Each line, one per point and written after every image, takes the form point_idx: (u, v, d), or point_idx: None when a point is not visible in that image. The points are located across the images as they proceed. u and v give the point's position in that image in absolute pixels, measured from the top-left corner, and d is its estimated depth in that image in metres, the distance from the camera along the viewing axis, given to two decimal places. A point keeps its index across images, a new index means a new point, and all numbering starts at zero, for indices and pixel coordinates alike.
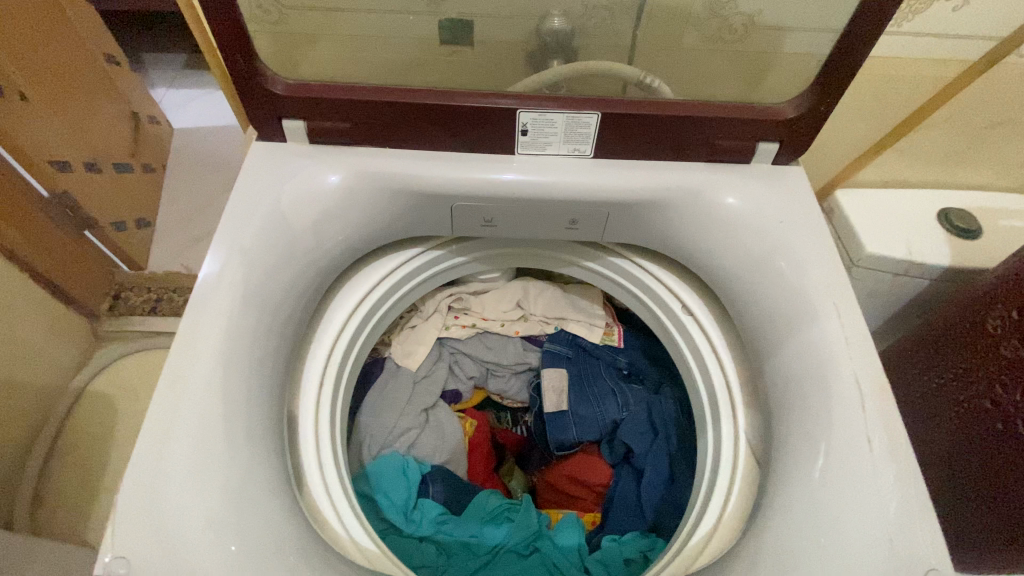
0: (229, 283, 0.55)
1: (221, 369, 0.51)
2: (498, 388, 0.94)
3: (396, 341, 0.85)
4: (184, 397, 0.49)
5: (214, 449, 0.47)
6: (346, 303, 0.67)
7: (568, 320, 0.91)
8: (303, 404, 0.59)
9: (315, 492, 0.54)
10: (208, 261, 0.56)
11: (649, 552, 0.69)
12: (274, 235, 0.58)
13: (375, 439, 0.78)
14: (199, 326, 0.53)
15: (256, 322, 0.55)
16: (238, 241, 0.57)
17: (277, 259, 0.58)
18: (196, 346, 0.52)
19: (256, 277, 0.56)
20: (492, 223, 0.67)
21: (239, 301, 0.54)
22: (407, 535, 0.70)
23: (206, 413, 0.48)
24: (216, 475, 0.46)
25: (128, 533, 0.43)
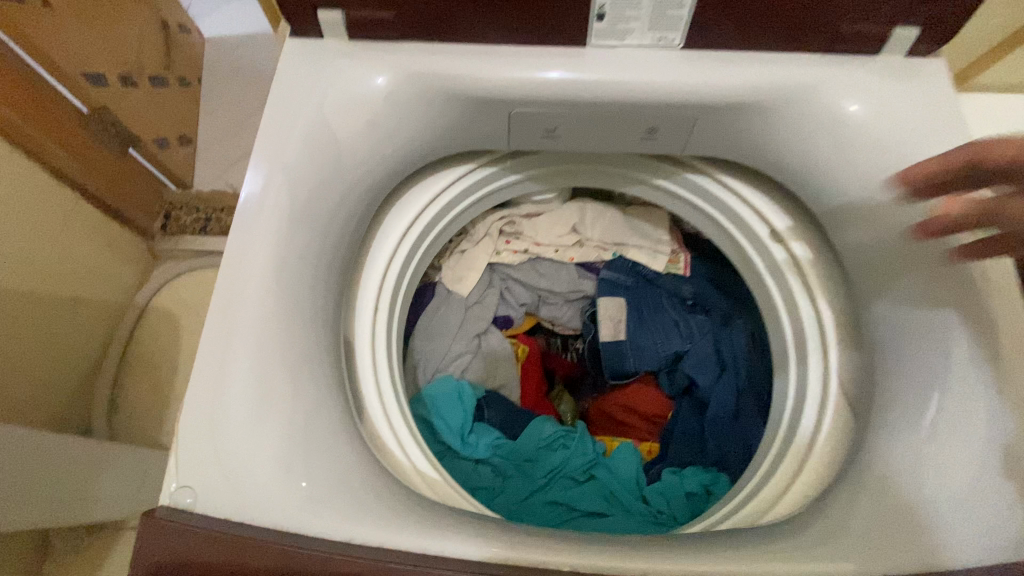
0: (272, 204, 0.50)
1: (272, 297, 0.48)
2: (550, 315, 0.89)
3: (446, 266, 0.81)
4: (236, 328, 0.46)
5: (273, 384, 0.45)
6: (397, 225, 0.62)
7: (628, 245, 0.84)
8: (357, 331, 0.56)
9: (375, 421, 0.52)
10: (250, 179, 0.51)
11: (711, 487, 0.66)
12: (317, 148, 0.53)
13: (428, 363, 0.76)
14: (246, 251, 0.49)
15: (305, 248, 0.51)
16: (279, 157, 0.52)
17: (323, 176, 0.52)
18: (243, 274, 0.48)
19: (302, 197, 0.51)
20: (555, 134, 0.58)
21: (285, 225, 0.50)
22: (463, 457, 0.70)
23: (261, 346, 0.46)
24: (277, 410, 0.44)
25: (192, 463, 0.42)
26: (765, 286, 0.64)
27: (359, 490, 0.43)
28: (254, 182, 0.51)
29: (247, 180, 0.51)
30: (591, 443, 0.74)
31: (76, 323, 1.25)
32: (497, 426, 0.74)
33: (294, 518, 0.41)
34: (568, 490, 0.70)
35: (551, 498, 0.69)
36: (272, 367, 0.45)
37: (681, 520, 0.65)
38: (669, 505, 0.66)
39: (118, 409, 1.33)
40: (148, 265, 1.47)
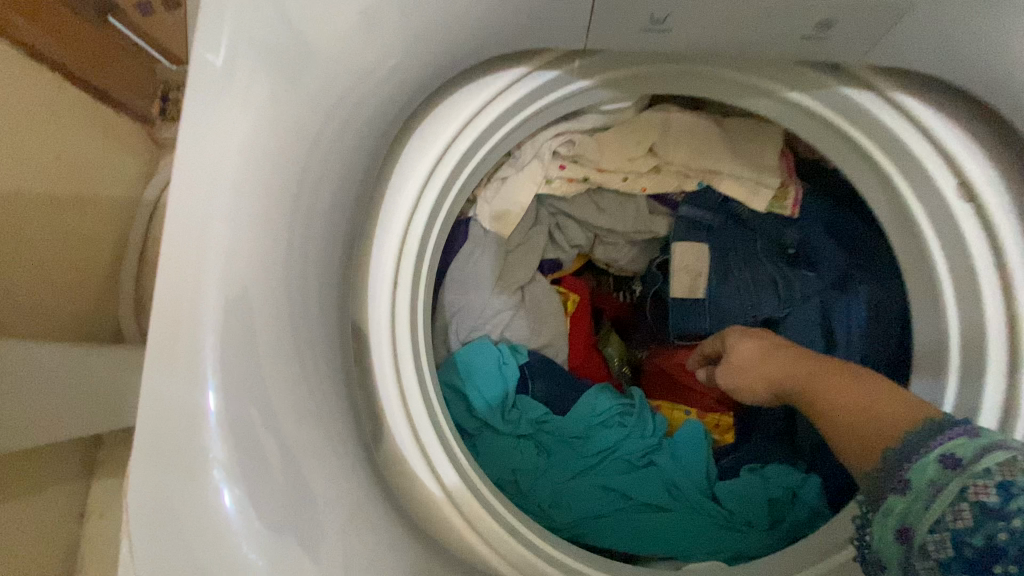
0: (226, 156, 0.33)
1: (253, 307, 0.33)
2: (607, 257, 0.73)
3: (483, 199, 0.63)
4: (188, 356, 0.31)
5: (251, 438, 0.32)
6: (419, 162, 0.45)
7: (723, 173, 0.62)
8: (371, 316, 0.43)
9: (398, 439, 0.41)
10: (187, 114, 0.33)
11: (799, 490, 0.56)
12: (289, 57, 0.33)
13: (463, 323, 0.63)
14: (200, 239, 0.32)
15: (290, 230, 0.34)
16: (237, 79, 0.33)
17: (304, 106, 0.34)
18: (193, 280, 0.32)
19: (273, 140, 0.33)
20: (662, 25, 0.37)
21: (259, 193, 0.33)
22: (503, 434, 0.59)
23: (225, 384, 0.31)
24: (262, 476, 0.31)
25: (149, 547, 0.31)
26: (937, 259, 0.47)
27: None
28: (191, 116, 0.33)
29: (188, 112, 0.33)
30: (651, 421, 0.62)
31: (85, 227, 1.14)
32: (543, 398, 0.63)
33: None
34: (625, 477, 0.59)
35: (603, 485, 0.59)
36: (248, 413, 0.32)
37: (759, 527, 0.56)
38: (745, 508, 0.56)
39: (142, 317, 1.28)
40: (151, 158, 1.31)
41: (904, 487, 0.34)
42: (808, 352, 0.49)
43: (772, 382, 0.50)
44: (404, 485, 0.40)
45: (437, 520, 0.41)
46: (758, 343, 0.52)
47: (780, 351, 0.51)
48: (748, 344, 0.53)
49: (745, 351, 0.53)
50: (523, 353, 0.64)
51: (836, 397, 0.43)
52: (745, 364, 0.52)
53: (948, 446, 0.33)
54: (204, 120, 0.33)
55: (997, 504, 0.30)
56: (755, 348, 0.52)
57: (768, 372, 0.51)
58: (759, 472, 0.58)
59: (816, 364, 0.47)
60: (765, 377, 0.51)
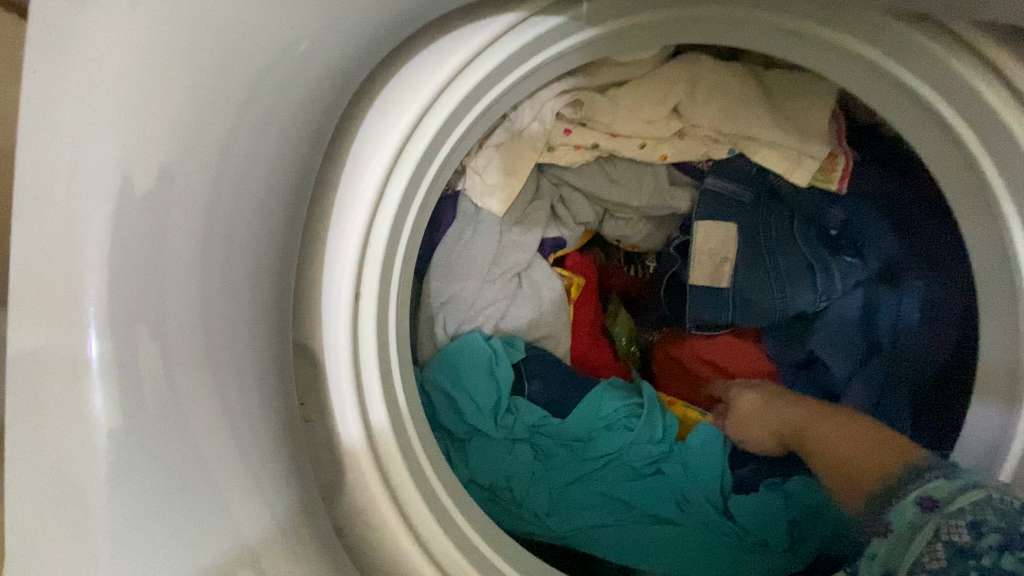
0: (92, 165, 0.24)
1: (141, 344, 0.25)
2: (618, 234, 0.63)
3: (473, 170, 0.53)
4: (68, 422, 0.25)
5: (161, 518, 0.26)
6: (384, 137, 0.35)
7: (759, 141, 0.52)
8: (325, 339, 0.34)
9: (361, 486, 0.34)
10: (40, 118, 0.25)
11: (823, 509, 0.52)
12: (165, 15, 0.24)
13: (452, 315, 0.56)
14: (59, 264, 0.25)
15: (184, 244, 0.26)
16: (89, 45, 0.24)
17: (205, 74, 0.25)
18: (54, 316, 0.25)
19: (152, 136, 0.25)
20: None
21: (131, 199, 0.25)
22: (497, 438, 0.54)
23: (116, 460, 0.25)
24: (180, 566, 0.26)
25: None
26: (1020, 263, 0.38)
27: None
28: (44, 109, 0.25)
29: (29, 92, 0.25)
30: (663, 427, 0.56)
31: None
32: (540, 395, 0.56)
33: None
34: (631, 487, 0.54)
35: (606, 494, 0.54)
36: (153, 489, 0.26)
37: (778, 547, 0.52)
38: (763, 527, 0.52)
39: None
40: None
41: (886, 530, 0.39)
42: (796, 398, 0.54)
43: (775, 429, 0.54)
44: (366, 543, 0.34)
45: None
46: (760, 395, 0.55)
47: (783, 403, 0.54)
48: (750, 397, 0.55)
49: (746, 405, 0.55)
50: (518, 347, 0.57)
51: (837, 440, 0.49)
52: (747, 415, 0.55)
53: (929, 489, 0.38)
54: (55, 118, 0.25)
55: (969, 543, 0.34)
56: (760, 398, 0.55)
57: (773, 421, 0.54)
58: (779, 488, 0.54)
59: (814, 412, 0.52)
60: (770, 426, 0.54)
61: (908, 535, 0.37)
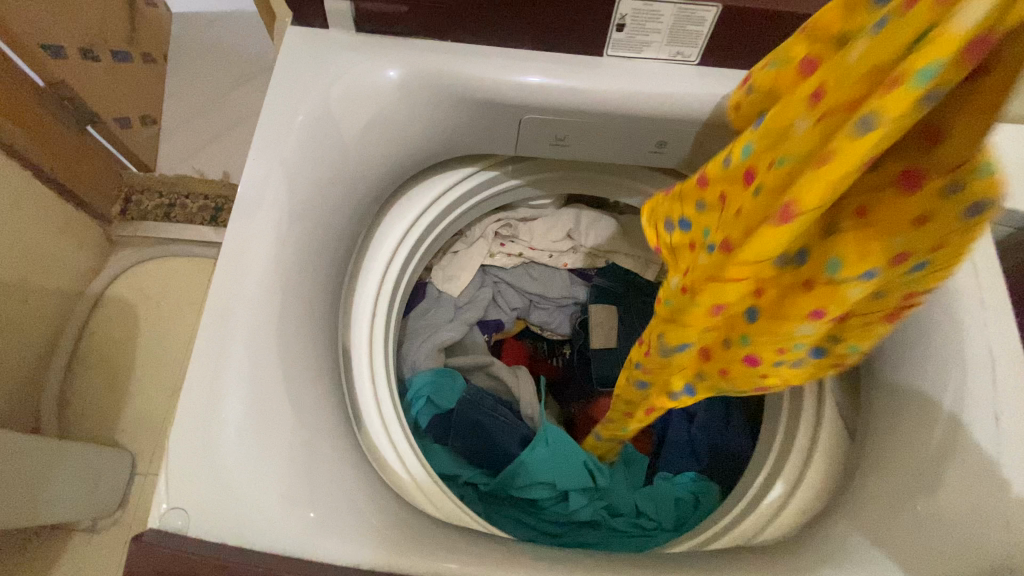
0: (274, 198, 0.46)
1: (278, 305, 0.44)
2: (540, 321, 0.88)
3: (437, 266, 0.78)
4: (237, 324, 0.43)
5: (269, 402, 0.40)
6: (395, 226, 0.60)
7: (619, 253, 0.83)
8: (354, 338, 0.54)
9: (372, 431, 0.50)
10: (245, 181, 0.47)
11: (702, 495, 0.66)
12: (315, 152, 0.49)
13: (416, 362, 0.74)
14: (244, 263, 0.44)
15: (307, 259, 0.47)
16: (280, 157, 0.47)
17: (320, 173, 0.49)
18: (235, 290, 0.44)
19: (297, 205, 0.47)
20: (564, 141, 0.57)
21: (285, 232, 0.46)
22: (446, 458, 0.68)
23: (261, 347, 0.42)
24: (274, 421, 0.40)
25: (180, 476, 0.38)
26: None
27: (359, 511, 0.39)
28: (252, 171, 0.47)
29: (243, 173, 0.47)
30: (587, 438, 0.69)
31: (25, 310, 1.19)
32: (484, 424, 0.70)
33: (288, 545, 0.37)
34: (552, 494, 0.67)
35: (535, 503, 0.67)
36: (268, 376, 0.41)
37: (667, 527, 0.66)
38: (657, 513, 0.66)
39: (69, 405, 1.26)
40: (103, 253, 1.40)
41: None
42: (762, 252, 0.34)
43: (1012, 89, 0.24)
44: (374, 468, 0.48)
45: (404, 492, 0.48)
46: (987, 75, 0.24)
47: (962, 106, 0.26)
48: None
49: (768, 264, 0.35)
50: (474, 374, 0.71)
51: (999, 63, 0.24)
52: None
53: None
54: (257, 182, 0.47)
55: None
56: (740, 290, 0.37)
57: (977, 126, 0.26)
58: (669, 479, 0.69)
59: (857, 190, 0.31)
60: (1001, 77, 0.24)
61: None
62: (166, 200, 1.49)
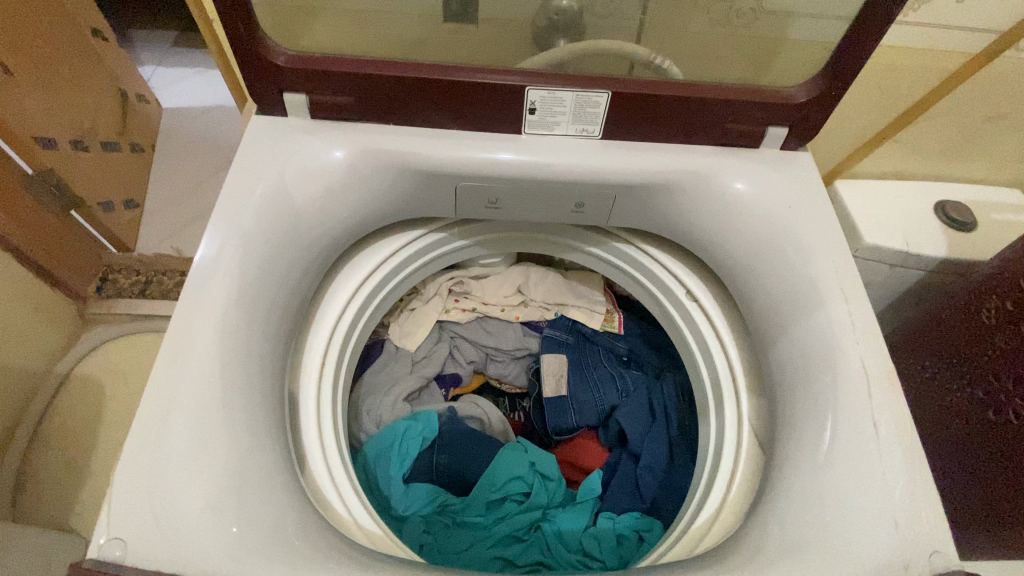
0: (232, 256, 0.53)
1: (227, 347, 0.49)
2: (497, 373, 0.92)
3: (395, 323, 0.83)
4: (190, 367, 0.47)
5: (211, 431, 0.45)
6: (347, 283, 0.66)
7: (568, 305, 0.90)
8: (303, 386, 0.58)
9: (317, 473, 0.53)
10: (205, 244, 0.53)
11: (644, 533, 0.69)
12: (270, 215, 0.56)
13: (371, 415, 0.75)
14: (199, 309, 0.50)
15: (261, 308, 0.53)
16: (237, 223, 0.54)
17: (275, 236, 0.55)
18: (190, 334, 0.49)
19: (252, 261, 0.53)
20: (497, 204, 0.66)
21: (238, 283, 0.52)
22: (397, 514, 0.69)
23: (213, 388, 0.47)
24: (220, 456, 0.44)
25: (125, 509, 0.41)
26: (683, 339, 0.71)
27: (297, 541, 0.43)
28: (215, 234, 0.54)
29: (207, 233, 0.54)
30: (543, 476, 0.74)
31: None
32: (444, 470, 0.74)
33: (219, 565, 0.40)
34: (504, 536, 0.70)
35: (488, 548, 0.69)
36: (217, 416, 0.46)
37: (612, 565, 0.67)
38: (602, 549, 0.68)
39: (25, 489, 1.21)
40: (72, 331, 1.42)
41: None
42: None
43: None
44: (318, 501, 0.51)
45: (346, 529, 0.51)
46: None
47: None
48: None
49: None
50: (431, 426, 0.74)
51: None
52: None
53: None
54: (218, 240, 0.54)
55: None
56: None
57: None
58: (613, 517, 0.72)
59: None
60: None
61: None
62: (143, 277, 1.54)
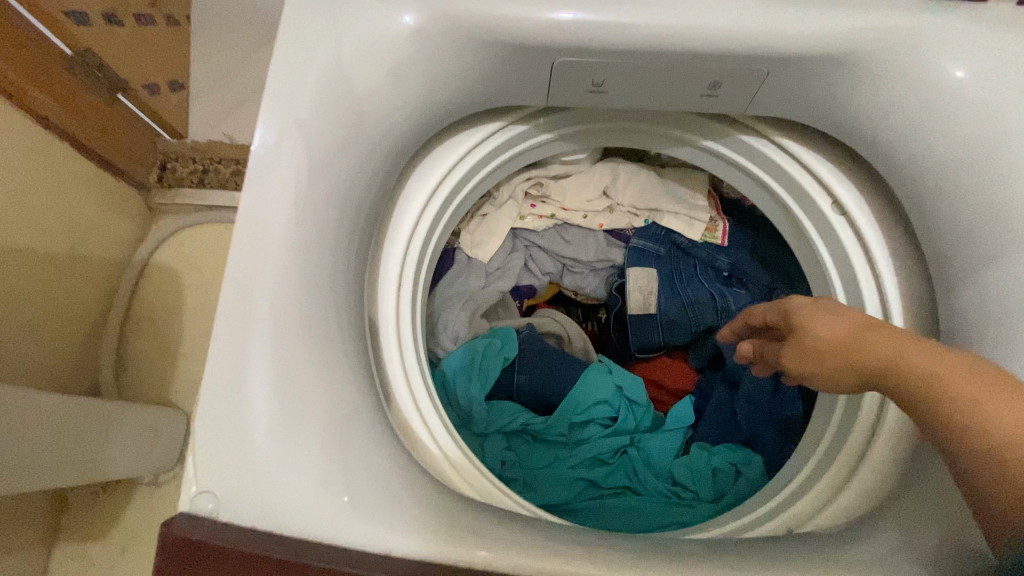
0: (289, 168, 0.44)
1: (299, 279, 0.42)
2: (574, 285, 0.83)
3: (466, 231, 0.74)
4: (258, 307, 0.41)
5: (293, 379, 0.40)
6: (420, 190, 0.56)
7: (662, 211, 0.77)
8: (382, 309, 0.52)
9: (405, 408, 0.49)
10: (257, 152, 0.44)
11: (743, 466, 0.63)
12: (328, 107, 0.45)
13: (449, 331, 0.69)
14: (262, 235, 0.43)
15: (332, 231, 0.45)
16: (290, 118, 0.44)
17: (335, 136, 0.45)
18: (254, 264, 0.42)
19: (313, 171, 0.44)
20: (602, 88, 0.51)
21: (301, 203, 0.43)
22: (477, 433, 0.66)
23: (287, 332, 0.41)
24: (302, 408, 0.39)
25: (215, 463, 0.38)
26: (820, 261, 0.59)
27: (396, 493, 0.39)
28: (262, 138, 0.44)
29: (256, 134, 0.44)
30: (630, 401, 0.69)
31: (75, 280, 1.24)
32: (525, 391, 0.69)
33: (321, 526, 0.37)
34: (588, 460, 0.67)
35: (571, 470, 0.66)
36: (294, 363, 0.40)
37: (707, 498, 0.63)
38: (695, 482, 0.63)
39: (127, 368, 1.32)
40: (142, 222, 1.43)
41: None
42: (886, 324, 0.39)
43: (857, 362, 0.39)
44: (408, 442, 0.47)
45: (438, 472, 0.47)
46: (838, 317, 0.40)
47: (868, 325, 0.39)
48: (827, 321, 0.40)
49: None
50: (512, 349, 0.69)
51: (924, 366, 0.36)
52: (820, 337, 0.40)
53: None
54: (271, 145, 0.44)
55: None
56: (822, 318, 0.41)
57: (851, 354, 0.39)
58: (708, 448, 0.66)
59: (975, 367, 0.35)
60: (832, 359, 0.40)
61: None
62: (199, 166, 1.48)
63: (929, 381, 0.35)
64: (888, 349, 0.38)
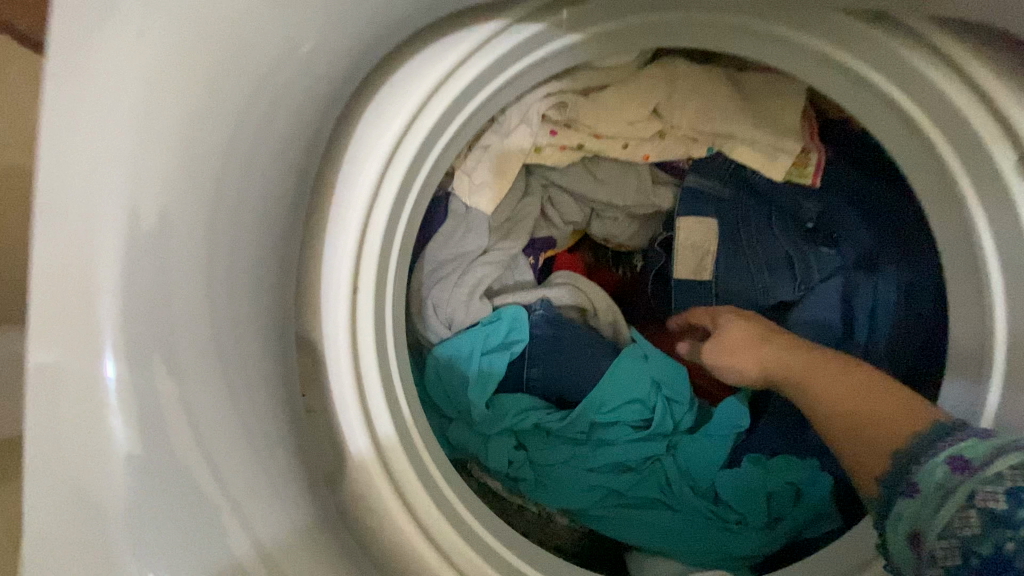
0: (121, 154, 0.26)
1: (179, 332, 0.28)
2: (605, 233, 0.65)
3: (462, 171, 0.54)
4: (87, 367, 0.26)
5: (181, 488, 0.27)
6: (384, 137, 0.36)
7: (736, 137, 0.55)
8: (328, 336, 0.35)
9: (364, 475, 0.34)
10: (67, 115, 0.26)
11: (804, 487, 0.52)
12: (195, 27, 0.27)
13: (442, 310, 0.54)
14: (95, 272, 0.26)
15: (217, 242, 0.29)
16: (119, 41, 0.26)
17: (205, 90, 0.28)
18: (86, 322, 0.26)
19: (175, 144, 0.27)
20: None
21: (156, 209, 0.27)
22: (476, 431, 0.54)
23: (141, 404, 0.26)
24: (189, 537, 0.27)
25: None
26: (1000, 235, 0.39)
27: None
28: (71, 70, 0.27)
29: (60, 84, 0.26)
30: (670, 398, 0.55)
31: None
32: (537, 383, 0.56)
33: None
34: (612, 468, 0.55)
35: (591, 479, 0.54)
36: (162, 450, 0.27)
37: (753, 523, 0.52)
38: (741, 503, 0.52)
39: None
40: None
41: None
42: (790, 340, 0.50)
43: (764, 367, 0.50)
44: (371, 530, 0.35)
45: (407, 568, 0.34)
46: (750, 325, 0.52)
47: (777, 337, 0.50)
48: (740, 325, 0.52)
49: (924, 416, 0.38)
50: (522, 335, 0.55)
51: (841, 392, 0.43)
52: (731, 334, 0.52)
53: None
54: (83, 104, 0.26)
55: (1005, 512, 0.30)
56: (744, 330, 0.52)
57: (762, 352, 0.50)
58: (762, 462, 0.54)
59: (861, 375, 0.44)
60: (754, 359, 0.50)
61: (938, 497, 0.32)
62: None
63: (807, 379, 0.46)
64: (793, 360, 0.48)
